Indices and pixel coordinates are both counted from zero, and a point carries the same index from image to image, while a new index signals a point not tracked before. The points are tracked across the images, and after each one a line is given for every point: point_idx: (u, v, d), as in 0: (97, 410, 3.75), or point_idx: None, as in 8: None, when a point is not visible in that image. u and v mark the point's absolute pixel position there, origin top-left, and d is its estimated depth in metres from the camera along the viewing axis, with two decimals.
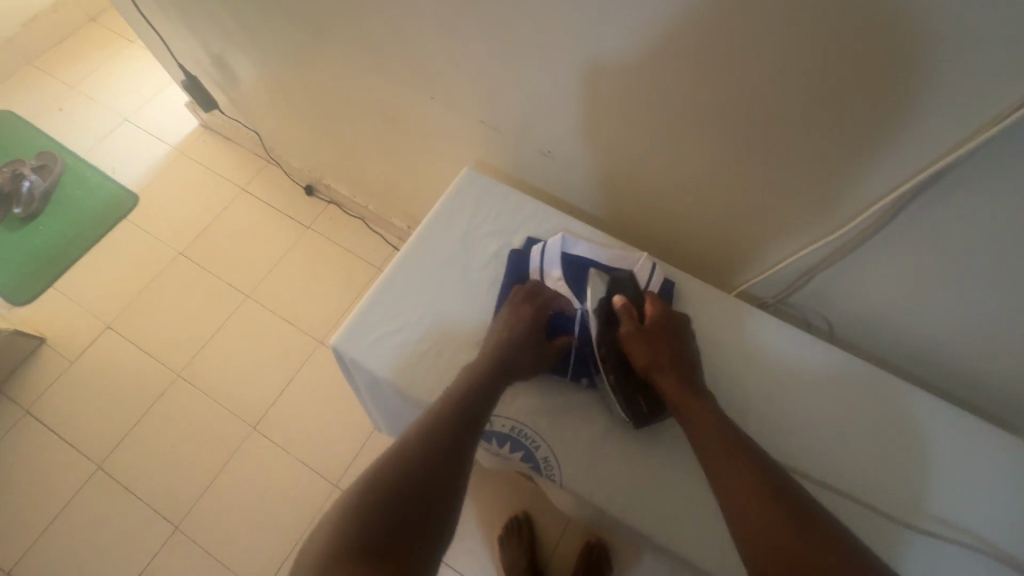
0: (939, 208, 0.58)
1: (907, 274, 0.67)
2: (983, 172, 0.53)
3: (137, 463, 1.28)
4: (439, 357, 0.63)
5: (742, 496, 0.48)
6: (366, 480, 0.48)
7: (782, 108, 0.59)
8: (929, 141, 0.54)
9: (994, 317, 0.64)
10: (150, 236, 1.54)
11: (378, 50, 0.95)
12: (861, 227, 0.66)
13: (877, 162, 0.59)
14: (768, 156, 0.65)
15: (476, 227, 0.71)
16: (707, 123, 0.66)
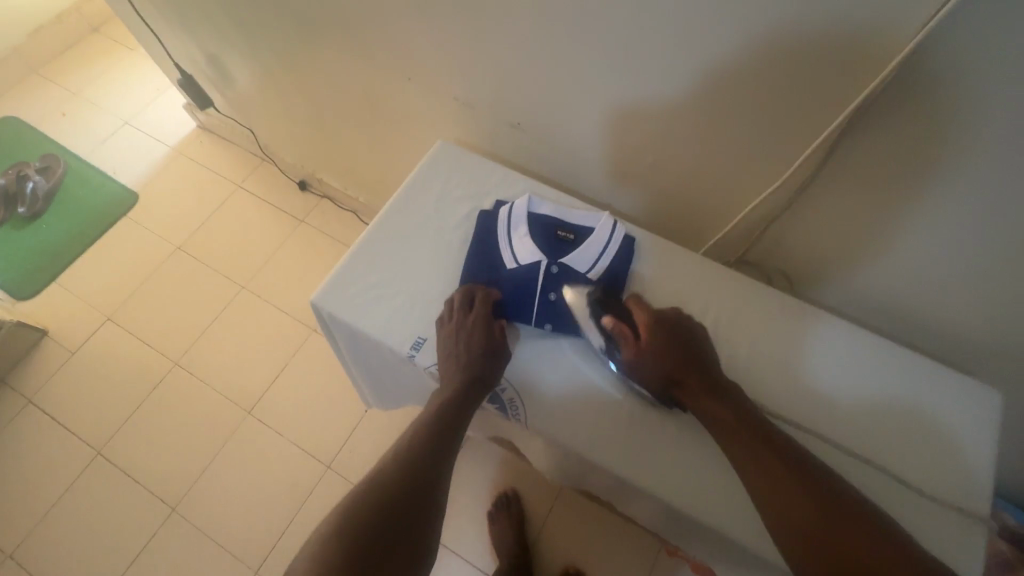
0: (875, 136, 0.62)
1: (854, 212, 0.70)
2: (910, 92, 0.56)
3: (133, 448, 1.31)
4: (411, 313, 0.67)
5: (790, 503, 0.50)
6: (348, 512, 0.50)
7: (732, 42, 0.62)
8: (870, 53, 0.55)
9: (931, 249, 0.68)
10: (150, 231, 1.60)
11: (359, 37, 0.99)
12: (808, 163, 0.68)
13: (817, 96, 0.62)
14: (723, 96, 0.68)
15: (450, 193, 0.75)
16: (665, 69, 0.69)
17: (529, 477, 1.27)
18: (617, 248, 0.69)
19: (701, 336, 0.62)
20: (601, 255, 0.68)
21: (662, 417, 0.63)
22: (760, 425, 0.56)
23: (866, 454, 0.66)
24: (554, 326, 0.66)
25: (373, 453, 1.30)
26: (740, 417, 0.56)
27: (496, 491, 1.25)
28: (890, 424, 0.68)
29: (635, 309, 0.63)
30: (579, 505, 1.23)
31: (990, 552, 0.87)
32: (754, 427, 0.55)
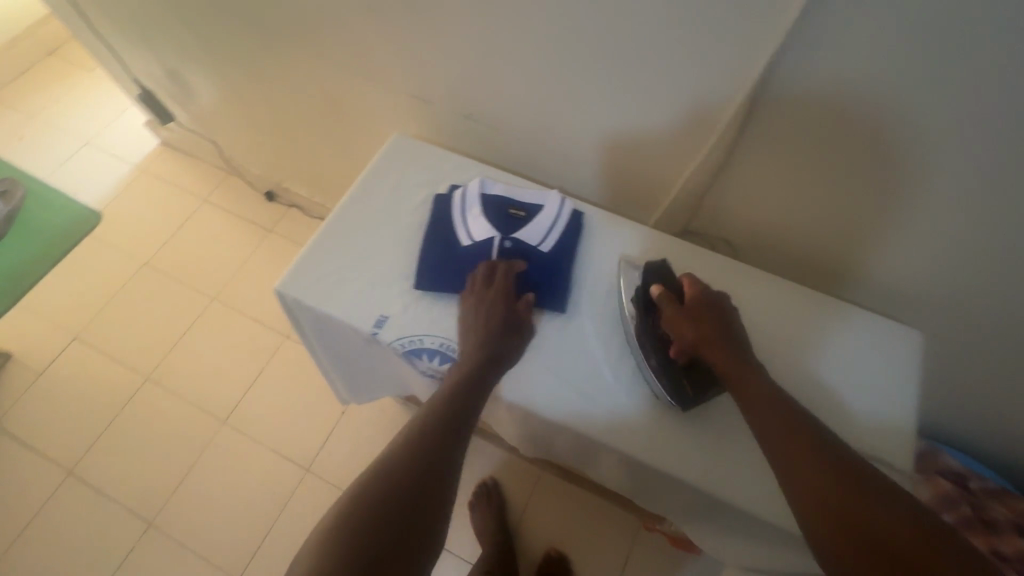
0: (784, 96, 0.69)
1: (777, 169, 0.77)
2: (805, 53, 0.63)
3: (106, 465, 1.30)
4: (374, 292, 0.70)
5: (801, 467, 0.51)
6: (364, 483, 0.49)
7: (651, 17, 0.68)
8: (766, 20, 0.62)
9: (846, 196, 0.76)
10: (116, 249, 1.59)
11: (317, 42, 1.03)
12: (726, 129, 0.75)
13: (729, 63, 0.68)
14: (650, 69, 0.74)
15: (407, 181, 0.78)
16: (596, 47, 0.75)
17: (508, 466, 1.29)
18: (566, 222, 0.74)
19: (738, 313, 0.64)
20: (551, 228, 0.73)
21: None
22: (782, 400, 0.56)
23: (801, 394, 0.72)
24: (510, 295, 0.69)
25: (352, 454, 1.31)
26: (764, 389, 0.57)
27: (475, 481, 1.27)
28: (824, 369, 0.74)
29: (683, 279, 0.66)
30: (556, 489, 1.27)
31: (932, 491, 0.92)
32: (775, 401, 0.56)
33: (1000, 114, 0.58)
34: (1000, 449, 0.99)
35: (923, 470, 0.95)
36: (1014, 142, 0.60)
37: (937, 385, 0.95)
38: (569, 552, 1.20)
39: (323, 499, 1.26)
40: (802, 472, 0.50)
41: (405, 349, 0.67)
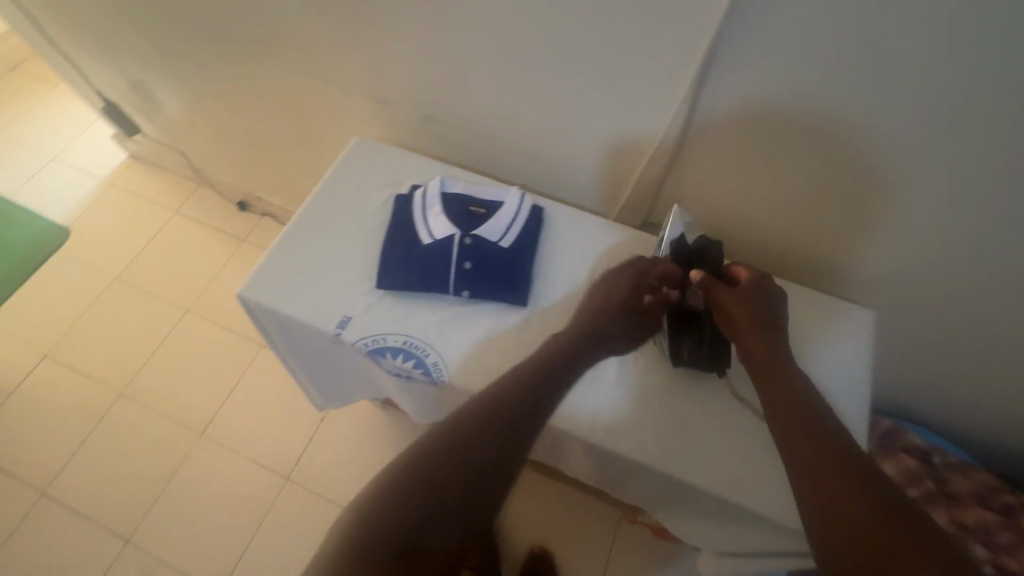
0: (729, 79, 0.71)
1: (728, 154, 0.81)
2: (744, 35, 0.66)
3: (81, 484, 1.27)
4: (337, 293, 0.70)
5: (802, 450, 0.53)
6: (435, 444, 0.52)
7: (598, 11, 0.71)
8: (703, 10, 0.65)
9: (794, 176, 0.79)
10: (86, 264, 1.56)
11: (279, 48, 1.04)
12: (676, 118, 0.79)
13: (674, 54, 0.71)
14: (601, 63, 0.77)
15: (368, 183, 0.79)
16: (549, 44, 0.78)
17: None
18: (526, 217, 0.75)
19: (784, 314, 0.66)
20: (511, 225, 0.74)
21: None
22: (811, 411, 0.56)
23: None
24: (471, 291, 0.70)
25: (332, 459, 1.31)
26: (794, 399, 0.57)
27: None
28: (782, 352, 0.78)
29: (736, 267, 0.68)
30: (539, 485, 1.27)
31: (898, 467, 0.95)
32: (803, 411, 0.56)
33: (925, 85, 0.62)
34: (961, 420, 1.02)
35: (888, 448, 0.97)
36: (940, 111, 0.64)
37: (896, 359, 0.99)
38: (553, 547, 1.21)
39: (305, 507, 1.26)
40: (801, 453, 0.53)
41: (369, 349, 0.67)
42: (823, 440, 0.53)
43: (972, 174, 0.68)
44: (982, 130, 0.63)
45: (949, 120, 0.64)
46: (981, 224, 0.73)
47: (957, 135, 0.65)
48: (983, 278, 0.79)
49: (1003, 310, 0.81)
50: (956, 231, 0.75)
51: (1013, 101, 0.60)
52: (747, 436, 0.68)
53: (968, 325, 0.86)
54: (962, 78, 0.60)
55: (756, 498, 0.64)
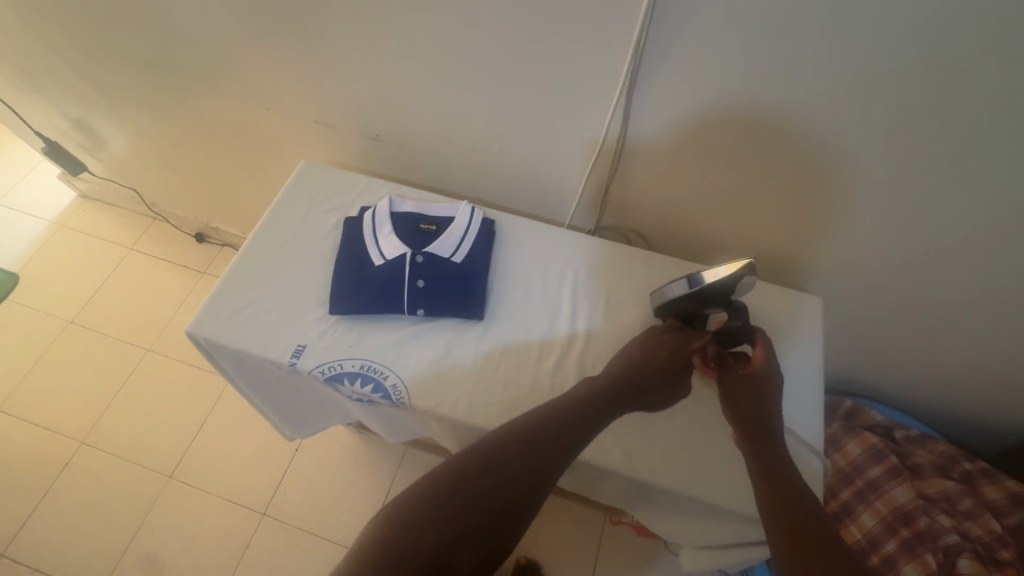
0: (661, 80, 0.74)
1: (672, 153, 0.83)
2: (669, 36, 0.68)
3: (44, 541, 1.22)
4: (290, 321, 0.69)
5: (771, 485, 0.58)
6: (479, 471, 0.55)
7: (529, 24, 0.72)
8: (627, 18, 0.67)
9: (736, 169, 0.82)
10: (37, 310, 1.51)
11: (221, 78, 1.03)
12: (616, 119, 0.81)
13: (606, 61, 0.73)
14: (539, 74, 0.78)
15: (317, 208, 0.78)
16: (485, 58, 0.79)
17: None
18: (478, 231, 0.76)
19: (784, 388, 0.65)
20: (462, 241, 0.74)
21: (536, 364, 0.69)
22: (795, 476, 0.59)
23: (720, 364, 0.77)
24: (426, 309, 0.69)
25: (309, 490, 1.28)
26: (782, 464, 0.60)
27: None
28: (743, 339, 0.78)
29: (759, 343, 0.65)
30: None
31: (863, 446, 0.97)
32: (787, 478, 0.59)
33: (842, 71, 0.65)
34: (921, 393, 1.06)
35: (853, 428, 1.00)
36: (857, 98, 0.67)
37: (853, 339, 1.02)
38: (541, 558, 1.20)
39: (283, 543, 1.22)
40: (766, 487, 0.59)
41: (326, 376, 0.66)
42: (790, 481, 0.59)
43: (896, 153, 0.71)
44: (895, 113, 0.67)
45: (869, 103, 0.67)
46: (911, 202, 0.76)
47: (878, 117, 0.68)
48: (921, 252, 0.82)
49: (944, 282, 0.85)
50: (890, 211, 0.78)
51: (925, 81, 0.63)
52: (708, 426, 0.69)
53: (914, 300, 0.89)
54: (875, 61, 0.63)
55: (720, 487, 0.65)
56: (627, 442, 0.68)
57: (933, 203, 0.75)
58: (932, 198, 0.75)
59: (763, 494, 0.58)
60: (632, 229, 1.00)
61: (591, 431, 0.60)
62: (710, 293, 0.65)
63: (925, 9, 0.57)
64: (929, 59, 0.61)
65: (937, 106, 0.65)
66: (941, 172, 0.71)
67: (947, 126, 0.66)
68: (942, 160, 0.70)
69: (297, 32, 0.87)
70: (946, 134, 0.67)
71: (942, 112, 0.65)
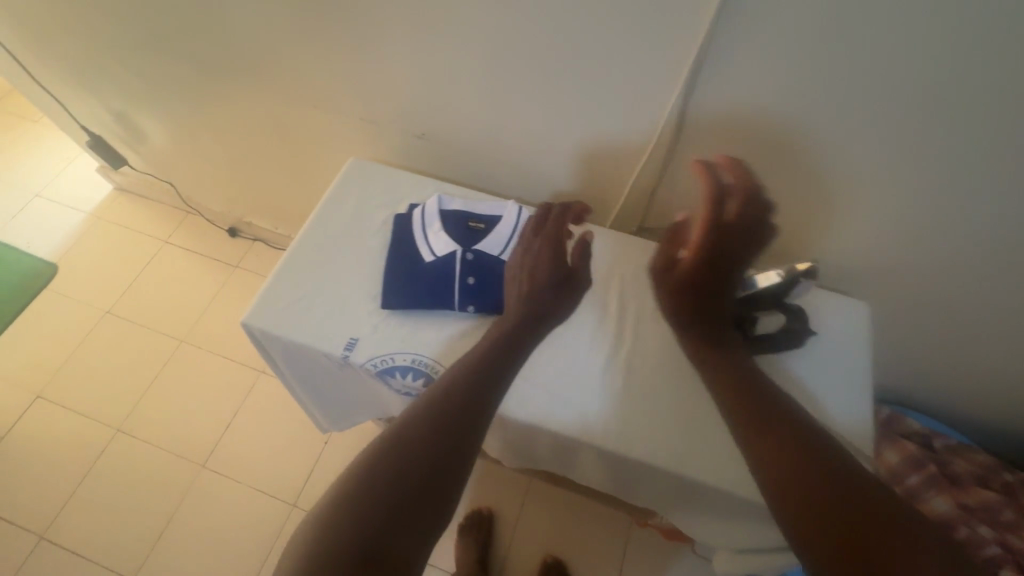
0: (717, 85, 0.73)
1: (717, 163, 0.83)
2: (727, 54, 0.69)
3: (82, 523, 1.25)
4: (342, 315, 0.71)
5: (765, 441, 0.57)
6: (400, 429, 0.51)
7: (586, 30, 0.73)
8: (689, 24, 0.67)
9: (786, 174, 0.81)
10: (76, 300, 1.54)
11: (268, 76, 1.05)
12: (668, 126, 0.81)
13: (661, 66, 0.73)
14: (590, 76, 0.79)
15: (366, 204, 0.80)
16: (538, 61, 0.80)
17: (497, 488, 1.29)
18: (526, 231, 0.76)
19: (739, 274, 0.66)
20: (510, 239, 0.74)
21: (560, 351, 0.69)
22: (753, 386, 0.64)
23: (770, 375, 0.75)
24: (476, 305, 0.70)
25: None
26: (731, 371, 0.65)
27: (470, 503, 1.27)
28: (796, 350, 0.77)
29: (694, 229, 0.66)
30: (550, 496, 1.27)
31: (900, 454, 0.96)
32: (745, 388, 0.64)
33: (907, 81, 0.64)
34: (961, 406, 1.04)
35: (890, 435, 0.99)
36: (920, 109, 0.66)
37: (893, 349, 1.01)
38: (566, 557, 1.20)
39: None
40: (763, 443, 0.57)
41: (378, 369, 0.68)
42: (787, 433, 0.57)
43: (956, 165, 0.70)
44: (959, 125, 0.66)
45: (929, 121, 0.67)
46: (968, 215, 0.75)
47: (937, 130, 0.68)
48: (973, 267, 0.81)
49: (994, 296, 0.83)
50: (945, 223, 0.77)
51: (989, 101, 0.63)
52: None
53: (960, 314, 0.88)
54: (939, 77, 0.62)
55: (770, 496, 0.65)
56: (676, 447, 0.68)
57: (991, 216, 0.74)
58: (990, 211, 0.73)
59: (763, 449, 0.57)
60: None
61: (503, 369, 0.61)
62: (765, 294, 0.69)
63: (1001, 21, 0.56)
64: (999, 71, 0.60)
65: (1003, 119, 0.64)
66: (1001, 185, 0.70)
67: (1012, 139, 0.65)
68: (1001, 173, 0.69)
69: (347, 32, 0.88)
70: (1010, 147, 0.66)
71: (1008, 126, 0.64)
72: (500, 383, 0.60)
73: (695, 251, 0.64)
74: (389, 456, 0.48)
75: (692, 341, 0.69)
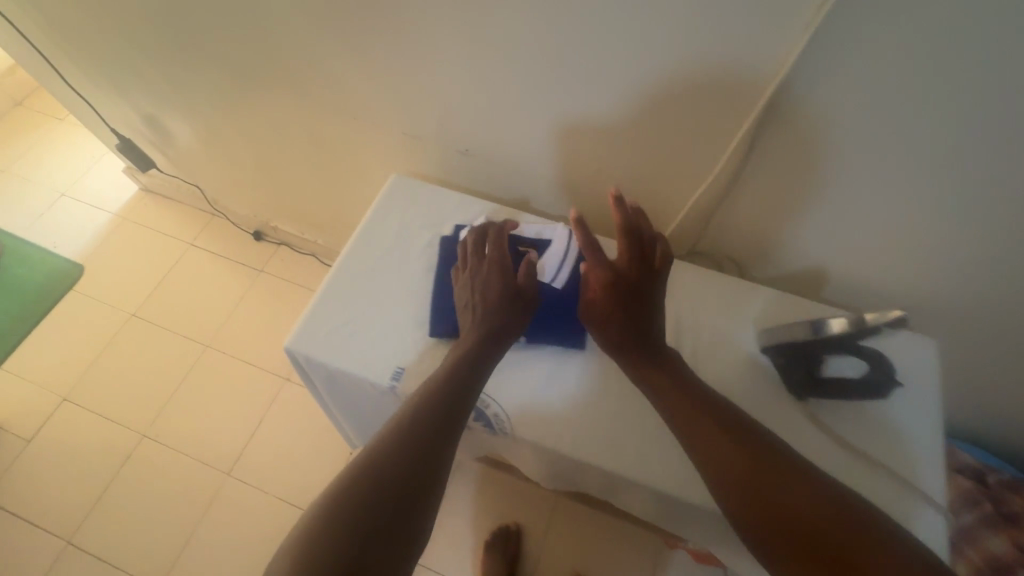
0: (797, 117, 0.66)
1: (784, 197, 0.77)
2: (806, 96, 0.64)
3: (108, 529, 1.25)
4: (387, 342, 0.69)
5: (716, 446, 0.57)
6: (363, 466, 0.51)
7: (651, 53, 0.67)
8: (772, 50, 0.61)
9: (863, 211, 0.73)
10: (102, 301, 1.54)
11: (304, 83, 1.02)
12: (737, 153, 0.74)
13: (733, 94, 0.68)
14: (651, 99, 0.73)
15: (410, 224, 0.77)
16: (594, 83, 0.75)
17: (525, 505, 1.26)
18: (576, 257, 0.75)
19: (660, 299, 0.68)
20: (562, 264, 0.74)
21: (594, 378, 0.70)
22: (697, 393, 0.62)
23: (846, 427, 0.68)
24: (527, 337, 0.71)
25: None
26: (677, 383, 0.63)
27: (496, 520, 1.25)
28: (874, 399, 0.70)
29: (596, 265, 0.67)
30: (577, 517, 1.25)
31: (952, 489, 0.94)
32: (693, 394, 0.62)
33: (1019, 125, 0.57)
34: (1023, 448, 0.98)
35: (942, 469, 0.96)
36: None
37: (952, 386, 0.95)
38: None
39: None
40: (713, 447, 0.57)
41: None
42: (734, 433, 0.58)
43: None
44: None
45: None
46: None
47: None
48: None
49: None
50: None
51: None
52: None
53: None
54: None
55: None
56: None
57: None
58: None
59: (717, 451, 0.57)
60: (727, 257, 0.92)
61: (467, 389, 0.60)
62: (850, 335, 0.67)
63: None
64: None
65: None
66: None
67: None
68: None
69: (390, 42, 0.85)
70: None
71: None
72: (464, 402, 0.59)
73: (598, 284, 0.67)
74: (353, 493, 0.48)
75: (627, 359, 0.66)
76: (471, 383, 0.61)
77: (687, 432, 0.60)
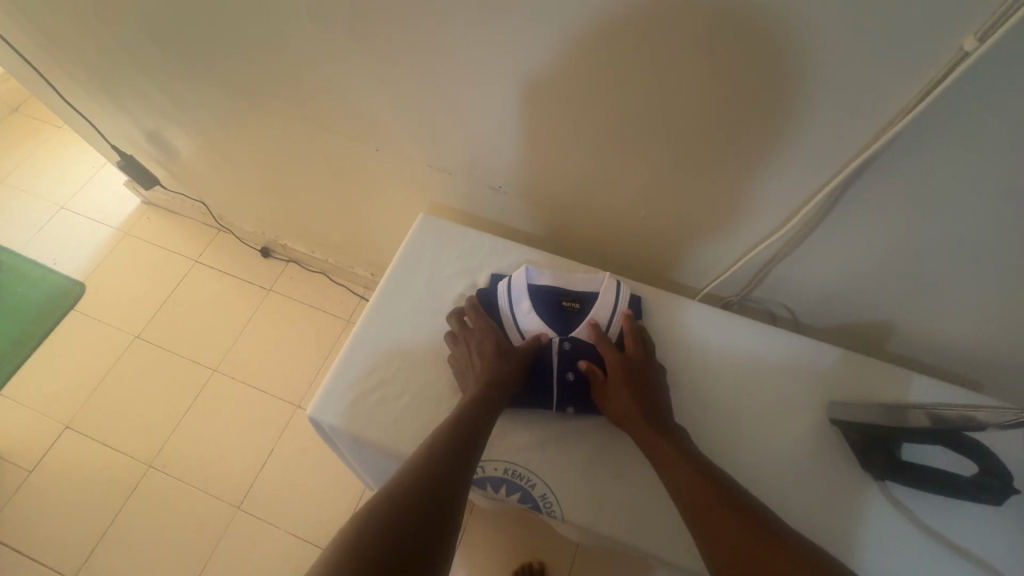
0: (890, 180, 0.60)
1: (854, 254, 0.71)
2: (905, 162, 0.57)
3: (113, 567, 1.19)
4: (421, 409, 0.64)
5: (728, 527, 0.51)
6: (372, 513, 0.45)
7: (729, 105, 0.61)
8: (874, 109, 0.55)
9: (945, 273, 0.67)
10: (104, 322, 1.48)
11: (320, 107, 0.95)
12: (813, 210, 0.68)
13: (819, 151, 0.61)
14: (717, 150, 0.67)
15: (440, 273, 0.75)
16: (657, 130, 0.68)
17: (547, 541, 1.21)
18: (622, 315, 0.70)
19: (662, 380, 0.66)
20: (610, 323, 0.69)
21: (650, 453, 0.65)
22: (708, 468, 0.56)
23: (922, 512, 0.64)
24: (576, 408, 0.66)
25: None
26: (688, 459, 0.57)
27: (517, 557, 1.19)
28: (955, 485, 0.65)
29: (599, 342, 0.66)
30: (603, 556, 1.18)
31: None
32: (705, 470, 0.56)
33: None
34: None
35: None
36: None
37: None
38: None
39: None
40: (725, 529, 0.51)
41: None
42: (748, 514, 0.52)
43: None
44: None
45: None
46: None
47: None
48: None
49: None
50: None
51: None
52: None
53: None
54: None
55: None
56: None
57: None
58: None
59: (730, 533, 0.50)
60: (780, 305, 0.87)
61: (479, 438, 0.56)
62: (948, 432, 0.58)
63: None
64: None
65: None
66: None
67: None
68: None
69: (419, 73, 0.78)
70: None
71: None
72: (475, 452, 0.55)
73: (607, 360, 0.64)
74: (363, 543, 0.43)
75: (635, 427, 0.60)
76: (481, 432, 0.57)
77: (693, 513, 0.53)
